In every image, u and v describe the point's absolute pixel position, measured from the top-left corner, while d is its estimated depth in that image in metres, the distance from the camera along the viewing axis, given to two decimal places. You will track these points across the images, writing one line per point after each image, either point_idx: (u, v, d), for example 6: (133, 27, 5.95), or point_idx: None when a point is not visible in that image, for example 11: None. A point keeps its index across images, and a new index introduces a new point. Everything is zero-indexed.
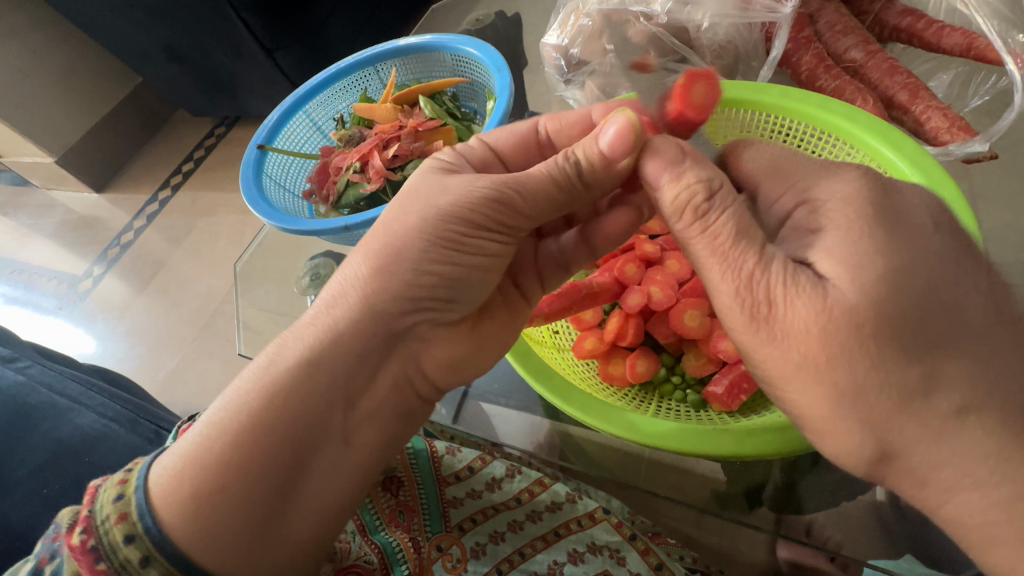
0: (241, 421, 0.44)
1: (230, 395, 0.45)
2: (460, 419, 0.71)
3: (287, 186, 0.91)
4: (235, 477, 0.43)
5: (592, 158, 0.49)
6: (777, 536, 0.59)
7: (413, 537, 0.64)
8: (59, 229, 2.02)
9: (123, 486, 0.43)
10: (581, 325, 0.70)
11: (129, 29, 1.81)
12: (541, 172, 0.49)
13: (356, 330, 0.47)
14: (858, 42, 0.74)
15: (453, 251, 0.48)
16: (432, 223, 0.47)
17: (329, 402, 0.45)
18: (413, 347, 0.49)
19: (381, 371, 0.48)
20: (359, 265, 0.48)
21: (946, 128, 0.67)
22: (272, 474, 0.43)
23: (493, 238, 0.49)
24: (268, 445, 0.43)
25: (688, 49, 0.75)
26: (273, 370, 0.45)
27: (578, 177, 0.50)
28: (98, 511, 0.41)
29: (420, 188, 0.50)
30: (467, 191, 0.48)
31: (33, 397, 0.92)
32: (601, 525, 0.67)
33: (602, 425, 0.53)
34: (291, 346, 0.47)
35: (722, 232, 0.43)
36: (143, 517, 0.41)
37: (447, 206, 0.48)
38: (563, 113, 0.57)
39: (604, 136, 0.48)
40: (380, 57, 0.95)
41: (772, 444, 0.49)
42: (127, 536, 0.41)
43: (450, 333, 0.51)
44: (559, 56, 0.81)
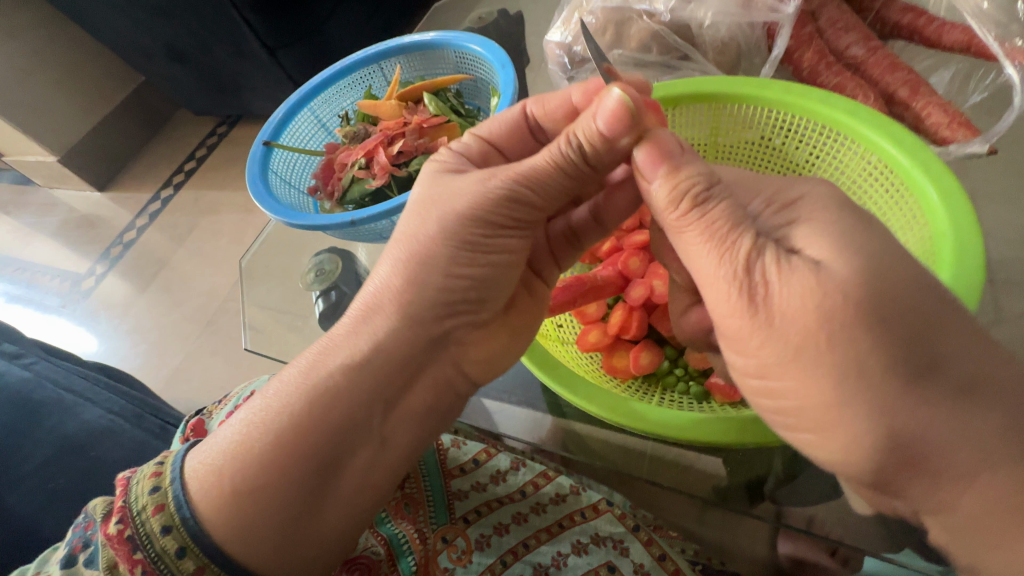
0: (280, 424, 0.44)
1: (266, 399, 0.46)
2: (463, 412, 0.72)
3: (292, 182, 0.92)
4: (280, 475, 0.44)
5: (592, 138, 0.46)
6: (776, 525, 0.60)
7: (418, 529, 0.65)
8: (62, 227, 2.03)
9: (158, 479, 0.45)
10: (585, 318, 0.71)
11: (132, 28, 1.82)
12: (545, 159, 0.47)
13: (390, 334, 0.47)
14: (859, 38, 0.75)
15: (479, 251, 0.48)
16: (454, 229, 0.47)
17: (370, 403, 0.46)
18: (452, 347, 0.50)
19: (422, 372, 0.49)
20: (389, 273, 0.48)
21: (946, 123, 0.68)
22: (316, 472, 0.45)
23: (516, 232, 0.49)
24: (305, 449, 0.44)
25: (690, 47, 0.78)
26: (307, 375, 0.46)
27: (586, 162, 0.48)
28: (134, 503, 0.43)
29: (434, 193, 0.49)
30: (480, 193, 0.47)
31: (39, 394, 0.93)
32: (604, 516, 0.68)
33: (610, 417, 0.53)
34: (325, 350, 0.47)
35: (719, 221, 0.42)
36: (180, 508, 0.43)
37: (465, 210, 0.47)
38: (546, 94, 0.56)
39: (598, 112, 0.45)
40: (384, 54, 0.95)
41: (773, 433, 0.49)
42: (164, 526, 0.42)
43: (483, 332, 0.51)
44: (562, 53, 0.82)
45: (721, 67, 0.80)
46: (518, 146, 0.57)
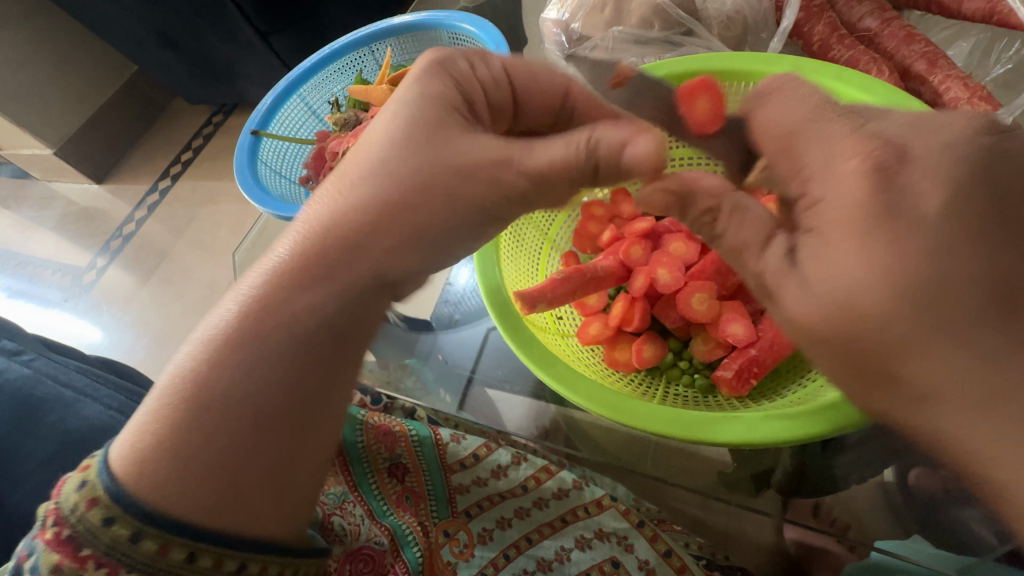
0: (220, 384, 0.39)
1: (201, 351, 0.40)
2: (465, 405, 0.70)
3: (282, 172, 0.90)
4: (222, 438, 0.38)
5: (613, 151, 0.46)
6: (783, 522, 0.60)
7: (421, 521, 0.66)
8: (61, 220, 2.01)
9: (85, 472, 0.39)
10: (586, 310, 0.70)
11: (121, 16, 1.78)
12: (559, 150, 0.46)
13: (341, 280, 0.42)
14: (872, 10, 0.72)
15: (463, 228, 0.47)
16: (436, 176, 0.44)
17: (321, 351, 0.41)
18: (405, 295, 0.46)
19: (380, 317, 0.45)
20: (347, 211, 0.43)
21: (967, 98, 0.63)
22: (268, 433, 0.39)
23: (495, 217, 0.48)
24: (248, 406, 0.39)
25: (694, 21, 0.74)
26: (243, 333, 0.40)
27: (596, 172, 0.48)
28: (65, 502, 0.37)
29: (423, 127, 0.45)
30: (478, 150, 0.45)
31: (39, 391, 0.92)
32: (608, 512, 0.67)
33: (612, 418, 0.51)
34: (253, 300, 0.41)
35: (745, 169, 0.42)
36: (115, 498, 0.37)
37: (449, 160, 0.44)
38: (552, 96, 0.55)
39: (631, 147, 0.46)
40: (375, 37, 0.92)
41: (781, 432, 0.48)
42: (104, 518, 0.37)
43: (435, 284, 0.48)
44: (559, 32, 0.78)
45: (727, 43, 0.75)
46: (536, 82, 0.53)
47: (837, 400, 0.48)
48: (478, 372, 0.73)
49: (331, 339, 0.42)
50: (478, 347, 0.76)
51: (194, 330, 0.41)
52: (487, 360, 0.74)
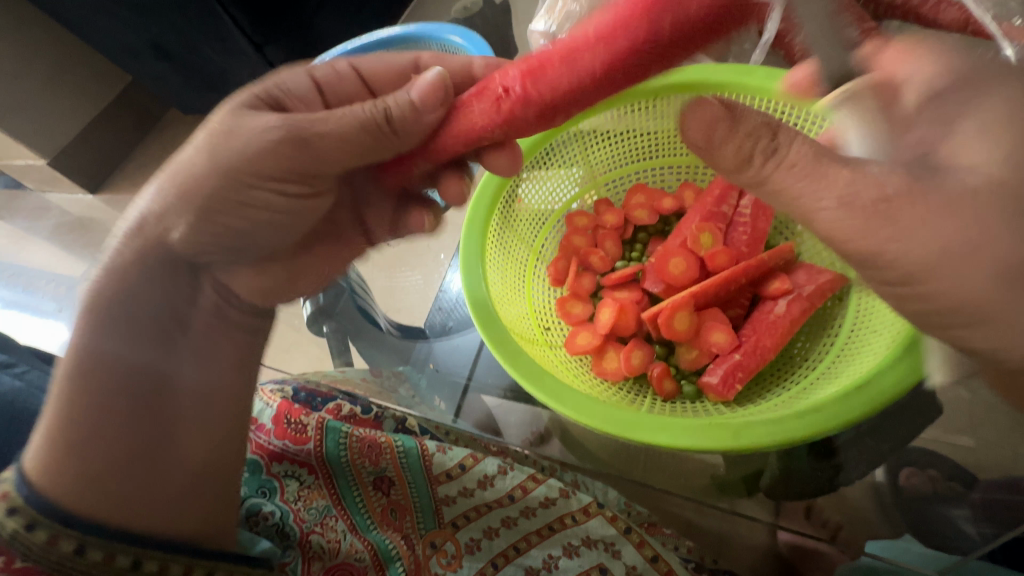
0: (76, 356, 0.50)
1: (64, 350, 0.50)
2: (461, 414, 0.73)
3: None
4: (93, 398, 0.48)
5: (402, 106, 0.51)
6: (772, 527, 0.60)
7: (406, 535, 0.66)
8: (54, 231, 2.01)
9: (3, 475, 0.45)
10: (571, 320, 0.71)
11: (115, 27, 1.79)
12: (345, 115, 0.50)
13: (139, 263, 0.54)
14: None
15: (238, 196, 0.53)
16: (218, 156, 0.51)
17: (164, 323, 0.56)
18: (215, 272, 0.59)
19: (195, 295, 0.59)
20: (154, 202, 0.55)
21: None
22: (134, 394, 0.50)
23: (280, 187, 0.54)
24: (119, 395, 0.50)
25: None
26: (93, 307, 0.52)
27: (388, 124, 0.51)
28: None
29: (222, 126, 0.52)
30: (263, 131, 0.50)
31: (29, 404, 0.92)
32: (595, 520, 0.66)
33: (545, 400, 0.54)
34: (104, 275, 0.54)
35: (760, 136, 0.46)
36: (20, 490, 0.43)
37: (244, 146, 0.51)
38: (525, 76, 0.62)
39: (415, 88, 0.51)
40: (365, 48, 0.93)
41: (769, 437, 0.48)
42: (9, 509, 0.41)
43: (258, 268, 0.61)
44: (546, 44, 0.80)
45: None
46: (390, 73, 0.63)
47: (811, 408, 0.50)
48: (474, 379, 0.76)
49: (175, 314, 0.57)
50: (473, 358, 0.79)
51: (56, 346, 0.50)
52: (480, 368, 0.77)
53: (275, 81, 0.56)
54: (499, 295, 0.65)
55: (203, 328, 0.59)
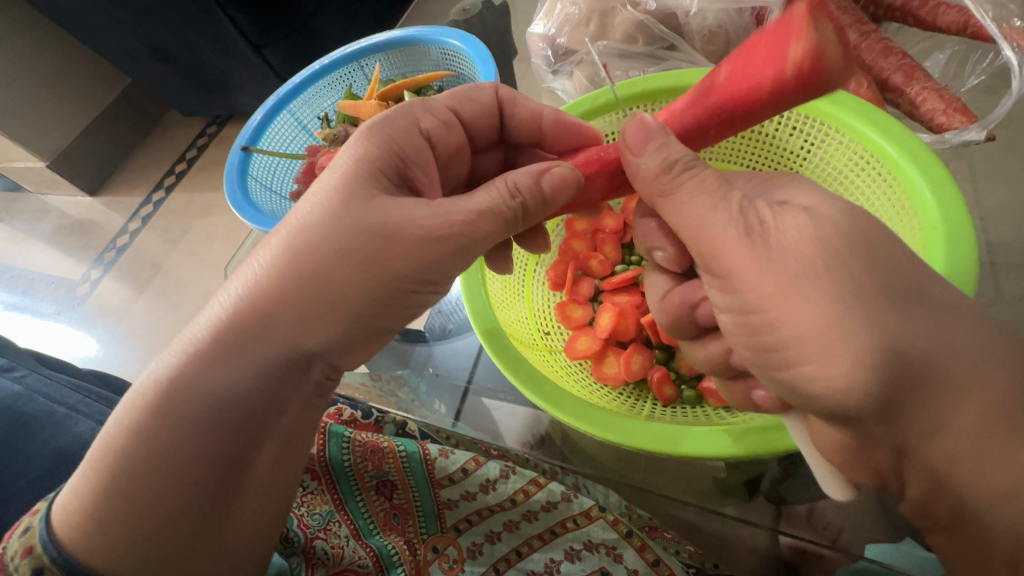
0: (144, 442, 0.43)
1: (135, 428, 0.44)
2: (462, 416, 0.70)
3: (273, 187, 0.90)
4: (158, 490, 0.43)
5: (533, 193, 0.51)
6: (774, 532, 0.59)
7: (407, 540, 0.65)
8: (55, 234, 2.01)
9: (30, 520, 0.46)
10: (570, 324, 0.71)
11: (114, 29, 1.78)
12: (491, 210, 0.49)
13: (241, 352, 0.45)
14: (851, 22, 0.73)
15: (394, 298, 0.48)
16: (376, 266, 0.46)
17: (247, 416, 0.45)
18: (327, 358, 0.48)
19: (301, 383, 0.48)
20: (267, 278, 0.46)
21: (941, 110, 0.66)
22: (198, 488, 0.44)
23: (431, 287, 0.50)
24: (191, 490, 0.44)
25: (677, 36, 0.75)
26: (173, 393, 0.44)
27: (523, 215, 0.51)
28: (8, 549, 0.44)
29: (371, 219, 0.46)
30: (423, 237, 0.47)
31: (31, 407, 0.92)
32: (596, 522, 0.67)
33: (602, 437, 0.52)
34: (188, 358, 0.45)
35: (713, 179, 0.45)
36: (47, 549, 0.43)
37: (398, 255, 0.46)
38: (523, 97, 0.63)
39: (546, 176, 0.51)
40: (364, 52, 0.93)
41: (770, 443, 0.48)
42: (35, 567, 0.43)
43: (367, 343, 0.50)
44: (546, 46, 0.80)
45: (710, 57, 0.77)
46: (477, 108, 0.62)
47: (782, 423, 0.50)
48: (474, 383, 0.74)
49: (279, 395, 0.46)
50: (472, 361, 0.79)
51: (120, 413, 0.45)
52: (480, 371, 0.76)
53: (392, 137, 0.52)
54: (499, 300, 0.66)
55: (297, 411, 0.48)
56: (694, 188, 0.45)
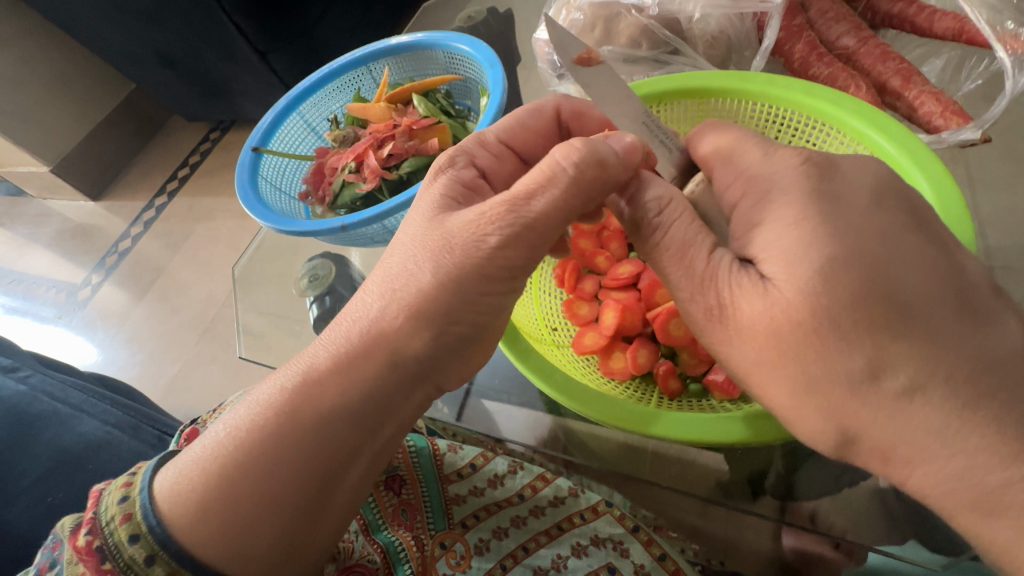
0: (263, 449, 0.47)
1: (247, 430, 0.48)
2: (463, 416, 0.71)
3: (282, 188, 0.91)
4: (266, 489, 0.47)
5: (589, 166, 0.46)
6: (782, 524, 0.59)
7: (416, 535, 0.63)
8: (56, 238, 2.02)
9: (128, 489, 0.49)
10: (578, 321, 0.71)
11: (120, 35, 1.81)
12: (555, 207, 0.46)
13: (365, 379, 0.48)
14: (850, 28, 0.75)
15: (460, 301, 0.48)
16: (453, 276, 0.47)
17: (360, 433, 0.49)
18: (436, 383, 0.52)
19: (405, 404, 0.51)
20: (377, 307, 0.49)
21: (940, 112, 0.68)
22: (307, 495, 0.48)
23: (497, 288, 0.49)
24: (289, 491, 0.47)
25: (680, 41, 0.77)
26: (299, 401, 0.48)
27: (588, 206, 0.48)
28: (104, 513, 0.47)
29: (434, 231, 0.49)
30: (475, 240, 0.46)
31: (35, 407, 0.92)
32: (603, 518, 0.67)
33: (643, 433, 0.52)
34: (313, 378, 0.48)
35: (675, 241, 0.46)
36: (147, 518, 0.46)
37: (463, 259, 0.47)
38: (586, 107, 0.62)
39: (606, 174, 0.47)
40: (373, 56, 0.94)
41: (778, 430, 0.49)
42: (133, 536, 0.46)
43: (464, 363, 0.54)
44: (551, 52, 0.82)
45: (713, 61, 0.80)
46: (529, 131, 0.60)
47: None
48: (476, 383, 0.74)
49: (382, 416, 0.50)
50: None
51: (241, 415, 0.49)
52: (484, 370, 0.76)
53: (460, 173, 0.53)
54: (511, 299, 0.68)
55: (394, 432, 0.51)
56: (666, 258, 0.47)
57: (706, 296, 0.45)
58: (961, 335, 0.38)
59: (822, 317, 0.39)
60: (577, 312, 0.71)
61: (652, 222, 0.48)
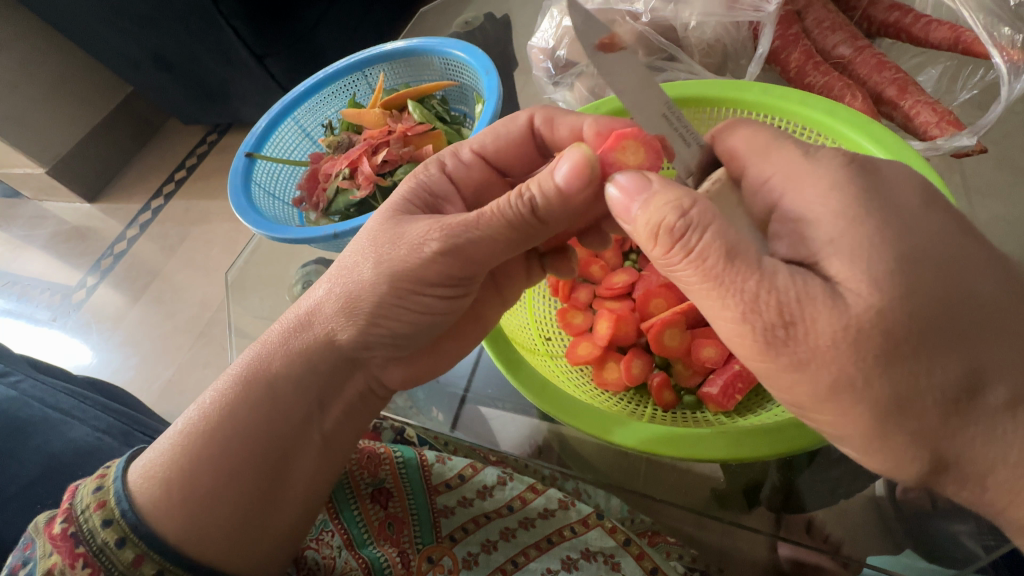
0: (216, 426, 0.50)
1: (205, 415, 0.51)
2: (457, 425, 0.70)
3: (276, 194, 0.91)
4: (224, 469, 0.49)
5: (548, 194, 0.45)
6: (777, 538, 0.58)
7: (402, 550, 0.63)
8: (51, 240, 2.01)
9: (102, 480, 0.49)
10: (573, 330, 0.70)
11: (117, 37, 1.80)
12: (494, 215, 0.47)
13: (309, 360, 0.52)
14: (846, 38, 0.75)
15: (402, 301, 0.50)
16: (392, 274, 0.49)
17: (308, 410, 0.53)
18: (373, 369, 0.56)
19: (346, 386, 0.55)
20: (324, 296, 0.52)
21: (935, 122, 0.67)
22: (261, 474, 0.51)
23: (441, 292, 0.51)
24: (247, 473, 0.50)
25: (676, 47, 0.77)
26: (254, 386, 0.51)
27: (535, 220, 0.47)
28: (78, 502, 0.47)
29: (382, 231, 0.51)
30: (419, 243, 0.48)
31: (25, 412, 0.91)
32: (594, 531, 0.67)
33: (628, 444, 0.51)
34: (262, 361, 0.52)
35: (711, 251, 0.40)
36: (119, 503, 0.47)
37: (405, 258, 0.49)
38: (560, 115, 0.59)
39: (558, 175, 0.44)
40: (368, 62, 0.94)
41: (767, 446, 0.49)
42: (105, 520, 0.46)
43: (407, 362, 0.58)
44: (546, 59, 0.82)
45: (708, 68, 0.80)
46: (506, 146, 0.61)
47: (788, 421, 0.50)
48: (471, 391, 0.74)
49: (330, 397, 0.54)
50: (469, 368, 0.77)
51: (202, 401, 0.52)
52: (478, 378, 0.75)
53: (421, 180, 0.56)
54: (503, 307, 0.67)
55: (340, 413, 0.55)
56: (697, 270, 0.41)
57: (765, 312, 0.39)
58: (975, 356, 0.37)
59: (817, 334, 0.39)
60: (573, 320, 0.70)
61: (682, 227, 0.41)
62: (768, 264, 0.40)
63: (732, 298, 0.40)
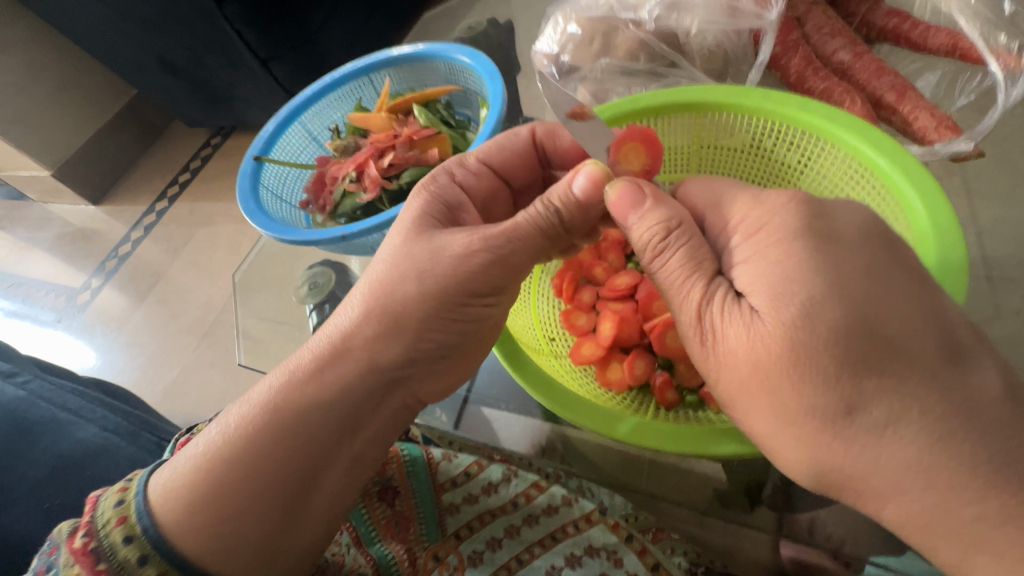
0: (246, 445, 0.50)
1: (235, 432, 0.50)
2: (460, 425, 0.72)
3: (284, 197, 0.92)
4: (254, 487, 0.49)
5: (569, 206, 0.52)
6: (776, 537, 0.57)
7: (408, 548, 0.65)
8: (57, 241, 2.02)
9: (124, 493, 0.49)
10: (576, 331, 0.71)
11: (124, 42, 1.82)
12: (524, 223, 0.52)
13: (346, 382, 0.52)
14: (845, 43, 0.76)
15: (445, 315, 0.53)
16: (431, 292, 0.52)
17: (338, 433, 0.52)
18: (412, 386, 0.56)
19: (383, 405, 0.55)
20: (355, 314, 0.53)
21: (934, 127, 0.69)
22: (288, 492, 0.50)
23: (482, 304, 0.55)
24: (276, 492, 0.50)
25: (677, 55, 0.79)
26: (287, 405, 0.51)
27: (562, 227, 0.53)
28: (99, 517, 0.47)
29: (416, 250, 0.52)
30: (462, 260, 0.51)
31: (33, 412, 0.91)
32: (597, 527, 0.67)
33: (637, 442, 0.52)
34: (294, 380, 0.52)
35: (679, 267, 0.48)
36: (141, 519, 0.47)
37: (447, 275, 0.52)
38: (562, 128, 0.62)
39: (577, 184, 0.51)
40: (374, 67, 0.95)
41: None
42: (127, 536, 0.46)
43: (437, 374, 0.58)
44: (550, 64, 0.83)
45: (709, 75, 0.80)
46: (511, 155, 0.63)
47: None
48: (474, 391, 0.75)
49: (364, 417, 0.54)
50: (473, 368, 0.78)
51: (230, 418, 0.52)
52: (483, 378, 0.76)
53: (438, 192, 0.57)
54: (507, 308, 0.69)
55: (370, 436, 0.55)
56: (666, 277, 0.49)
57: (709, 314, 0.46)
58: (972, 359, 0.37)
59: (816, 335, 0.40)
60: (576, 321, 0.71)
61: (660, 242, 0.48)
62: (740, 292, 0.45)
63: (709, 305, 0.45)
